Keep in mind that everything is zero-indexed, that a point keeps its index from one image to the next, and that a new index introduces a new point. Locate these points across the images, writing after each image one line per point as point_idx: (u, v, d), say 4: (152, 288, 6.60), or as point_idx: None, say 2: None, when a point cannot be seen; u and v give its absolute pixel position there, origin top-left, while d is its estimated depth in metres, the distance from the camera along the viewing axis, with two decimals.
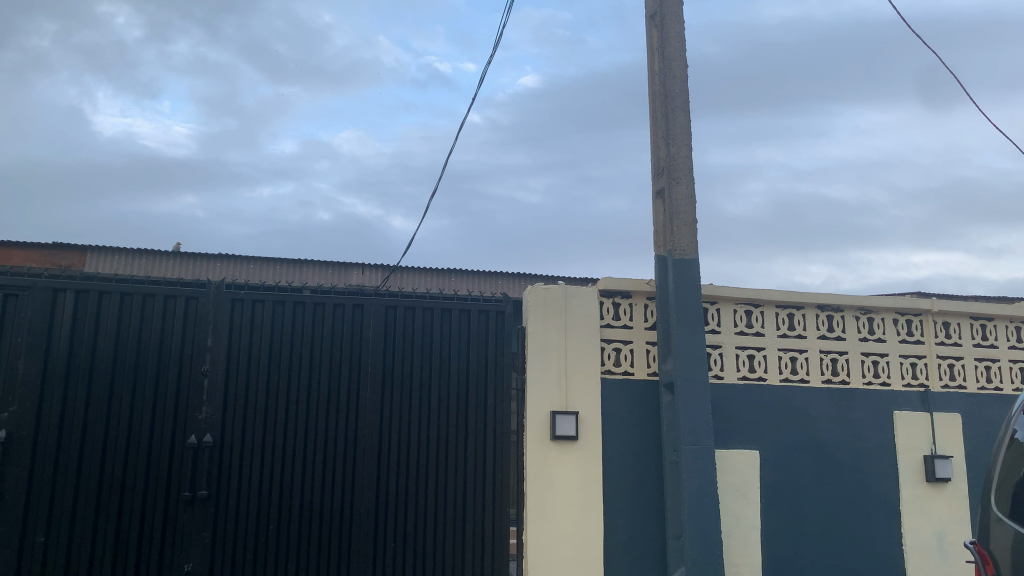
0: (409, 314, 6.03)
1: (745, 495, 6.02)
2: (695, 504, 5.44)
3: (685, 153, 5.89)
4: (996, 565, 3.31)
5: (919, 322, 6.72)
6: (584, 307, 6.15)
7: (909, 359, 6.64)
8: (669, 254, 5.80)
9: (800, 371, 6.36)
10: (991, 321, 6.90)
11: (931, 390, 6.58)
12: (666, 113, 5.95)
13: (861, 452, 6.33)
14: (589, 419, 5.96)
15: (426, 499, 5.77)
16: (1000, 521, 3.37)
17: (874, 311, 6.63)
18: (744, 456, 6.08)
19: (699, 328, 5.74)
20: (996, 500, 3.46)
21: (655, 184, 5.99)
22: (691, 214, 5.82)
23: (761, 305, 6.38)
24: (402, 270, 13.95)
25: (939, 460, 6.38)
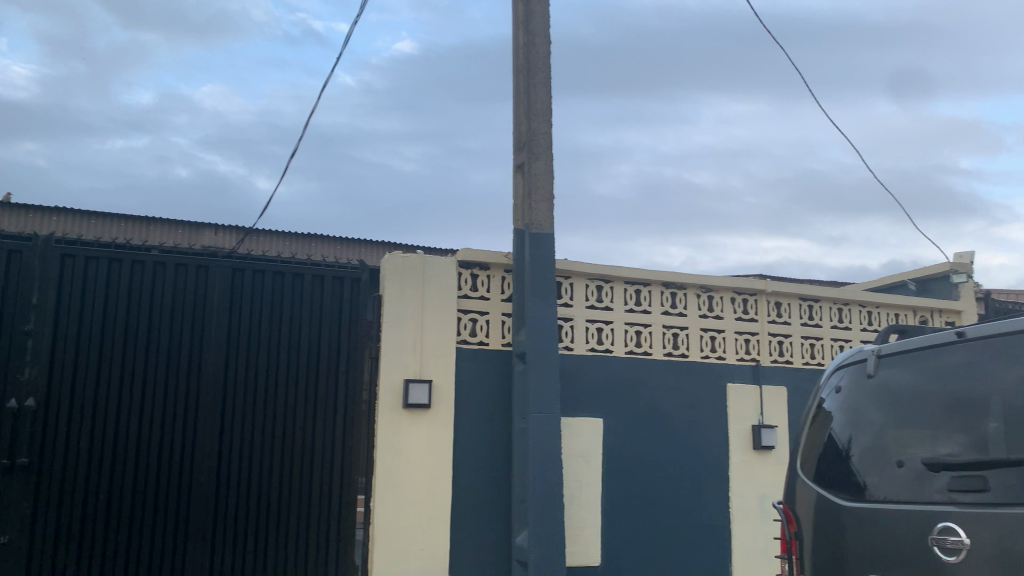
0: (258, 277, 5.85)
1: (588, 461, 6.29)
2: (540, 470, 5.63)
3: (545, 128, 6.01)
4: (800, 525, 3.63)
5: (754, 302, 7.20)
6: (442, 277, 6.18)
7: (743, 336, 7.12)
8: (526, 228, 5.91)
9: (644, 344, 6.68)
10: (817, 302, 7.49)
11: (762, 365, 7.10)
12: (528, 87, 6.03)
13: (697, 422, 6.74)
14: (441, 387, 6.02)
15: (272, 469, 5.65)
16: (805, 484, 3.70)
17: (715, 290, 7.04)
18: (589, 424, 6.34)
19: (551, 302, 5.90)
20: (802, 465, 3.79)
21: (515, 158, 6.08)
22: (549, 189, 5.96)
23: (611, 280, 6.63)
24: (258, 233, 13.47)
25: (765, 430, 6.91)
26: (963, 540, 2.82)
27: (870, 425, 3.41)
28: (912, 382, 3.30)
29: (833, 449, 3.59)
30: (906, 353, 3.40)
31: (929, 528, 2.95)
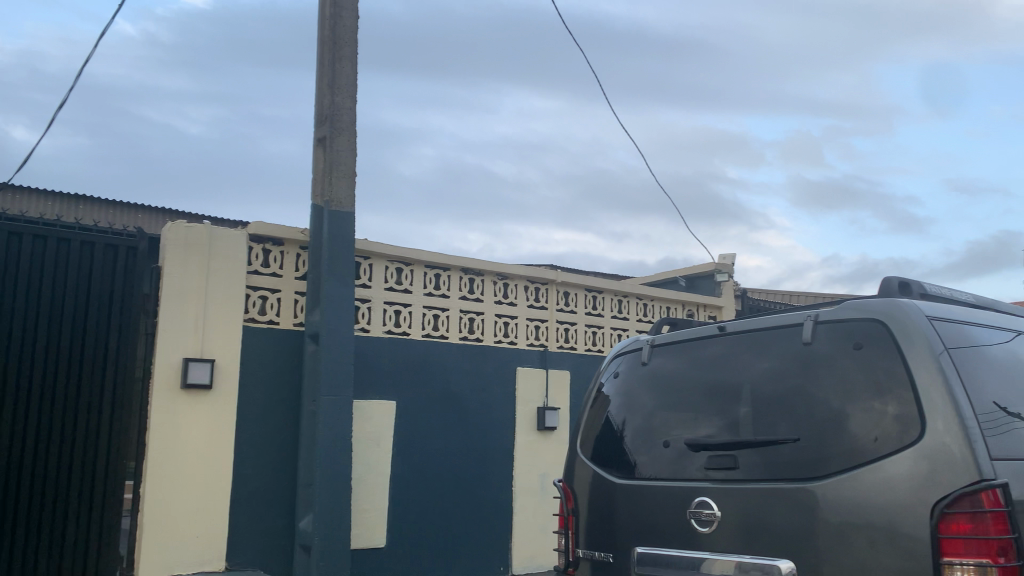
0: (15, 241, 5.24)
1: (377, 443, 6.27)
2: (329, 454, 5.52)
3: (349, 104, 5.87)
4: (577, 502, 3.84)
5: (545, 290, 7.53)
6: (230, 251, 5.85)
7: (534, 322, 7.42)
8: (325, 205, 5.75)
9: (440, 328, 6.76)
10: (601, 293, 7.98)
11: (549, 351, 7.44)
12: (333, 60, 5.85)
13: (486, 405, 6.94)
14: (226, 367, 5.71)
15: (24, 454, 5.11)
16: (583, 462, 3.92)
17: (510, 278, 7.26)
18: (380, 407, 6.32)
19: (348, 281, 5.80)
20: (582, 445, 4.01)
21: (316, 132, 5.89)
22: (351, 166, 5.84)
23: (411, 263, 6.63)
24: (13, 191, 11.98)
25: (549, 412, 7.26)
26: (714, 512, 3.14)
27: (642, 408, 3.71)
28: (681, 370, 3.63)
29: (610, 431, 3.86)
30: (677, 343, 3.74)
31: (689, 502, 3.26)
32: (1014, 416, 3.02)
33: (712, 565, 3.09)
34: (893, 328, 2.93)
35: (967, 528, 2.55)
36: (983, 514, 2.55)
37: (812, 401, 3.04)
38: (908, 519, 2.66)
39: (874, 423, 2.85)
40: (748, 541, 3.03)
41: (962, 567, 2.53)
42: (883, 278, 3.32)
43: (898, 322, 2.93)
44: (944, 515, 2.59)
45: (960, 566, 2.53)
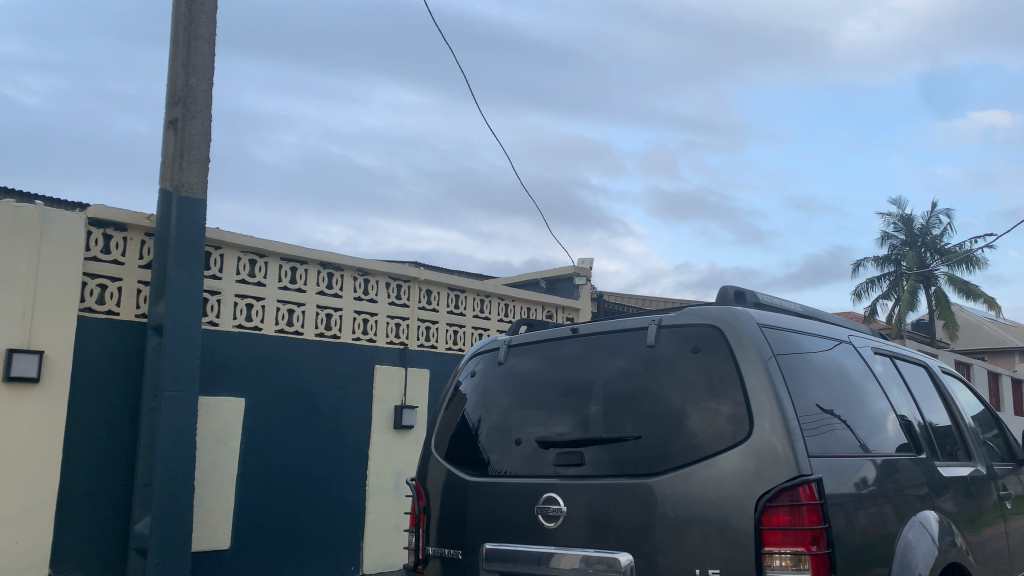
0: None
1: (224, 441, 6.02)
2: (171, 452, 5.25)
3: (205, 86, 5.60)
4: (429, 500, 3.84)
5: (407, 288, 7.49)
6: (66, 234, 5.44)
7: (394, 320, 7.36)
8: (175, 190, 5.47)
9: (295, 323, 6.58)
10: (463, 292, 8.03)
11: (408, 349, 7.40)
12: (188, 40, 5.57)
13: (342, 403, 6.82)
14: (56, 359, 5.31)
15: None
16: (436, 461, 3.92)
17: (371, 274, 7.17)
18: (228, 404, 6.07)
19: (197, 272, 5.52)
20: (436, 443, 4.02)
21: (167, 113, 5.57)
22: (204, 152, 5.58)
23: (266, 255, 6.42)
24: None
25: (406, 410, 7.21)
26: (561, 508, 3.24)
27: (497, 406, 3.78)
28: (536, 370, 3.72)
29: (464, 429, 3.90)
30: (532, 344, 3.83)
31: (537, 498, 3.34)
32: (831, 416, 3.31)
33: (559, 560, 3.19)
34: (728, 334, 3.14)
35: (786, 520, 2.79)
36: (801, 507, 2.80)
37: (655, 402, 3.20)
38: (736, 513, 2.85)
39: (709, 423, 3.03)
40: (592, 535, 3.15)
41: (780, 556, 2.76)
42: (722, 286, 3.55)
43: (732, 328, 3.15)
44: (767, 508, 2.81)
45: (779, 555, 2.76)
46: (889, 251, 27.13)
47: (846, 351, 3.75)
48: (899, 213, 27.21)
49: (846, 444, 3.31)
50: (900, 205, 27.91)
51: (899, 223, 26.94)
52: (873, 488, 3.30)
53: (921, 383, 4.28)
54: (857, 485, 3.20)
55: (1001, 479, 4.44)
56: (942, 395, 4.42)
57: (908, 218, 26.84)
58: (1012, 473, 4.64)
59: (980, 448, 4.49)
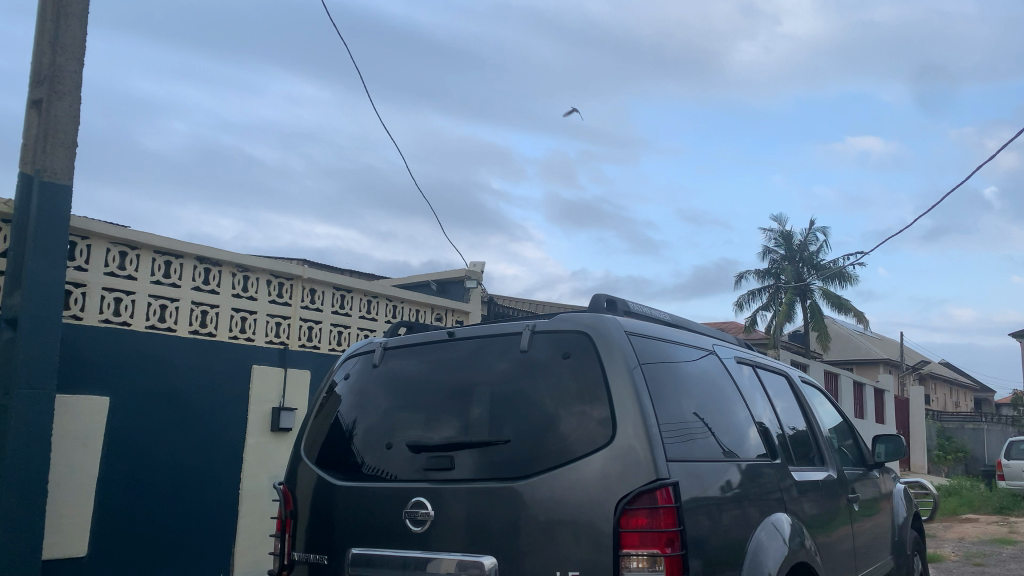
0: None
1: (84, 442, 5.70)
2: (22, 453, 4.91)
3: (74, 67, 5.29)
4: (297, 505, 3.75)
5: (289, 287, 7.32)
6: None
7: (275, 319, 7.17)
8: (36, 175, 5.14)
9: (167, 320, 6.32)
10: (349, 293, 7.91)
11: (289, 349, 7.22)
12: (57, 16, 5.25)
13: (217, 402, 6.58)
14: None
15: None
16: (306, 465, 3.84)
17: (251, 271, 6.97)
18: (90, 402, 5.74)
19: (58, 263, 5.20)
20: (307, 446, 3.93)
21: (31, 93, 5.23)
22: (71, 135, 5.27)
23: (137, 248, 6.15)
24: None
25: (284, 412, 7.02)
26: (429, 512, 3.23)
27: (371, 408, 3.73)
28: (412, 372, 3.70)
29: (337, 432, 3.83)
30: (410, 346, 3.81)
31: (405, 502, 3.32)
32: (696, 423, 3.44)
33: (437, 565, 3.16)
34: (597, 341, 3.22)
35: (644, 522, 2.89)
36: (658, 510, 2.90)
37: (526, 406, 3.23)
38: (597, 516, 2.92)
39: (577, 427, 3.09)
40: (465, 540, 3.14)
41: (637, 558, 2.85)
42: (593, 295, 3.66)
43: (601, 335, 3.23)
44: (626, 510, 2.89)
45: (636, 556, 2.85)
46: (769, 265, 28.54)
47: (713, 361, 3.91)
48: (780, 230, 28.66)
49: (711, 450, 3.44)
50: (780, 221, 29.41)
51: (780, 238, 28.51)
52: (738, 491, 3.45)
53: (781, 392, 4.51)
54: (722, 489, 3.34)
55: (851, 483, 4.71)
56: (801, 402, 4.68)
57: (788, 235, 28.34)
58: (862, 478, 4.94)
59: (834, 454, 4.76)
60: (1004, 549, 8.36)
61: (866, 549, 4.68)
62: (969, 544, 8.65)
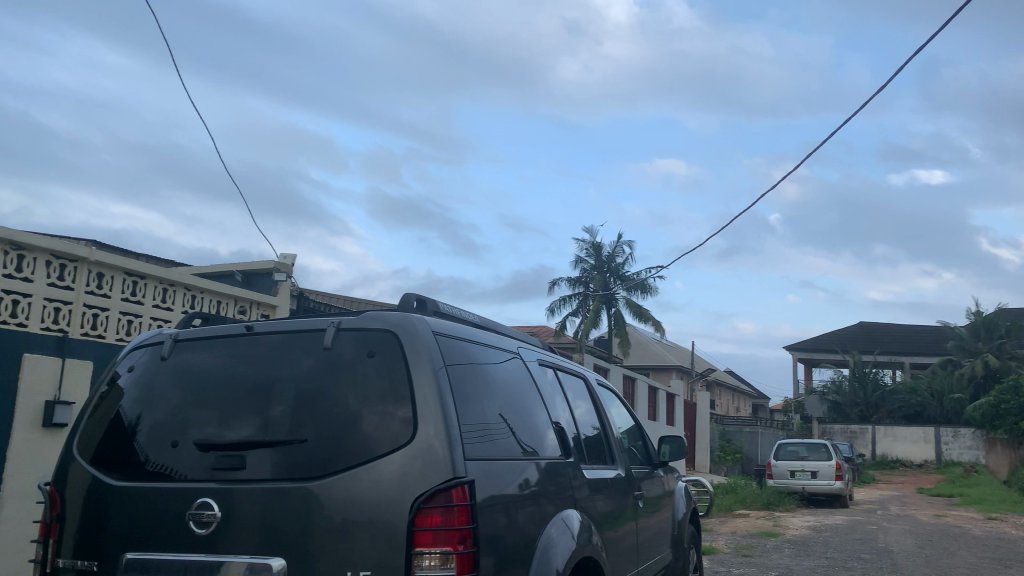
0: None
1: None
2: None
3: None
4: (66, 507, 3.43)
5: (72, 269, 6.72)
6: None
7: (53, 304, 6.53)
8: None
9: None
10: (143, 280, 7.37)
11: (70, 337, 6.60)
12: None
13: None
14: None
15: None
16: (79, 463, 3.52)
17: (26, 249, 6.33)
18: None
19: None
20: (81, 443, 3.61)
21: None
22: None
23: None
24: None
25: (59, 406, 6.38)
26: (216, 514, 3.07)
27: (159, 403, 3.49)
28: (206, 366, 3.51)
29: (116, 428, 3.55)
30: (205, 339, 3.60)
31: (189, 503, 3.13)
32: (497, 423, 3.53)
33: (227, 568, 3.01)
34: (403, 340, 3.21)
35: (439, 520, 2.92)
36: (452, 508, 2.94)
37: (326, 404, 3.16)
38: (392, 514, 2.91)
39: (379, 427, 3.07)
40: (255, 543, 3.02)
41: (430, 556, 2.88)
42: (403, 294, 3.64)
43: (408, 335, 3.23)
44: (421, 509, 2.91)
45: (429, 554, 2.88)
46: (580, 274, 29.89)
47: (517, 363, 4.03)
48: (591, 241, 30.11)
49: (511, 449, 3.54)
50: (592, 233, 30.88)
51: (590, 249, 29.93)
52: (534, 489, 3.58)
53: (579, 395, 4.73)
54: (520, 486, 3.46)
55: (638, 481, 5.02)
56: (596, 404, 4.93)
57: (598, 246, 29.82)
58: (648, 476, 5.28)
59: (624, 454, 5.05)
60: (768, 540, 9.27)
61: (648, 543, 5.00)
62: (739, 536, 9.52)
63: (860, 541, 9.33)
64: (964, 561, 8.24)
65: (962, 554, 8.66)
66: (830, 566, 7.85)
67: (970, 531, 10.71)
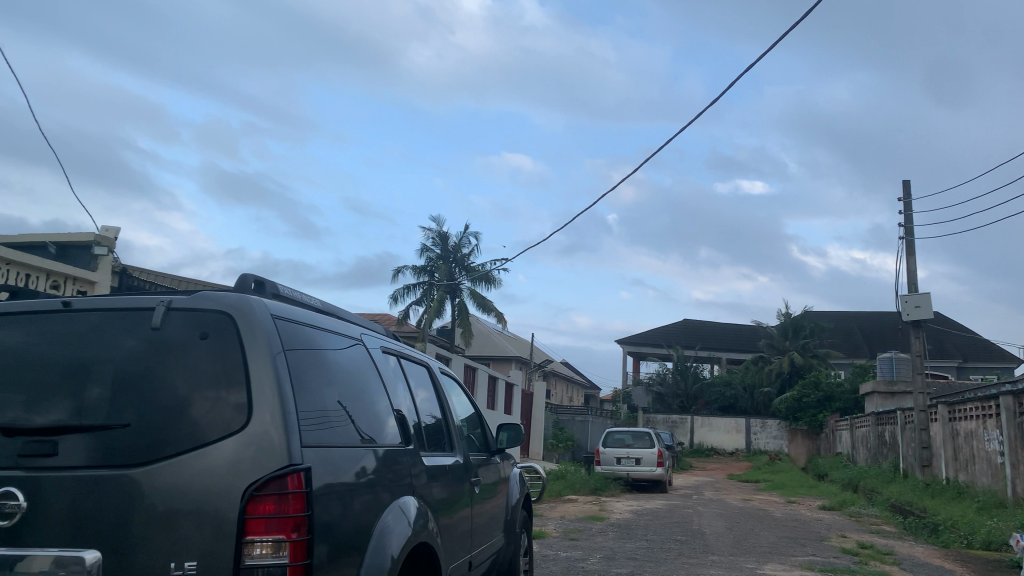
0: None
1: None
2: None
3: None
4: None
5: None
6: None
7: None
8: None
9: None
10: None
11: None
12: None
13: None
14: None
15: None
16: None
17: None
18: None
19: None
20: None
21: None
22: None
23: None
24: None
25: None
26: (21, 504, 2.83)
27: None
28: (14, 344, 3.21)
29: None
30: (15, 314, 3.29)
31: None
32: (336, 411, 3.47)
33: (29, 564, 2.70)
34: (240, 323, 3.08)
35: (272, 508, 2.83)
36: (287, 496, 2.87)
37: (153, 387, 2.98)
38: (222, 502, 2.80)
39: (210, 413, 2.94)
40: (65, 534, 2.80)
41: (261, 544, 2.79)
42: (241, 274, 3.49)
43: (244, 317, 3.10)
44: (253, 497, 2.81)
45: (260, 543, 2.79)
46: (425, 262, 29.81)
47: (359, 350, 3.97)
48: (438, 229, 30.08)
49: (350, 437, 3.50)
50: (439, 222, 30.86)
51: (436, 238, 29.91)
52: (372, 477, 3.55)
53: (421, 382, 4.74)
54: (357, 474, 3.42)
55: (474, 468, 5.09)
56: (437, 392, 4.96)
57: (444, 235, 29.84)
58: (485, 464, 5.37)
59: (462, 442, 5.11)
60: (594, 524, 9.71)
61: (481, 528, 5.08)
62: (567, 521, 9.90)
63: (676, 523, 9.98)
64: (766, 540, 9.03)
65: (764, 534, 9.47)
66: (649, 548, 8.34)
67: (772, 513, 11.74)
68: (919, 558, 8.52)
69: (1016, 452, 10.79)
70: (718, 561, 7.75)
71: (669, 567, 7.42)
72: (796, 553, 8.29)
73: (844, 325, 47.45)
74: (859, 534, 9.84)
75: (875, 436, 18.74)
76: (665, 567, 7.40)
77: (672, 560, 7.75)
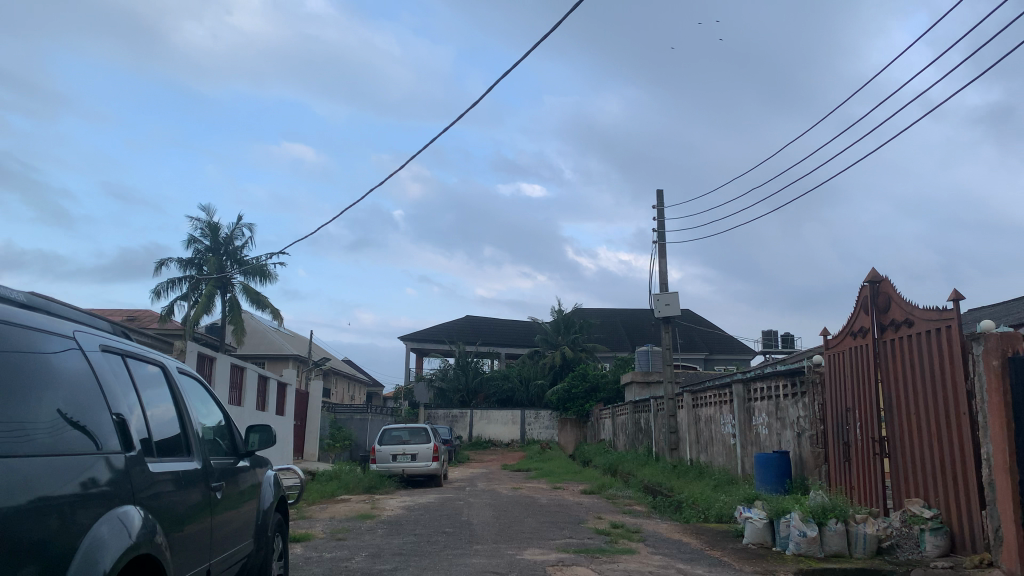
0: None
1: None
2: None
3: None
4: None
5: None
6: None
7: None
8: None
9: None
10: None
11: None
12: None
13: None
14: None
15: None
16: None
17: None
18: None
19: None
20: None
21: None
22: None
23: None
24: None
25: None
26: None
27: None
28: None
29: None
30: None
31: None
32: (46, 418, 3.17)
33: None
34: None
35: None
36: None
37: None
38: None
39: None
40: None
41: None
42: None
43: None
44: None
45: None
46: (193, 255, 27.96)
47: (78, 351, 3.64)
48: (206, 219, 28.33)
49: (65, 447, 3.21)
50: (208, 212, 29.08)
51: (204, 229, 28.15)
52: (103, 488, 3.34)
53: (154, 386, 4.43)
54: (81, 486, 3.18)
55: (217, 475, 4.85)
56: (172, 396, 4.66)
57: (214, 226, 28.16)
58: (231, 469, 5.14)
59: (203, 447, 4.84)
60: (362, 522, 9.63)
61: (226, 535, 4.85)
62: (335, 521, 9.75)
63: (444, 516, 10.15)
64: (527, 526, 9.45)
65: (526, 520, 9.92)
66: (415, 542, 8.42)
67: (537, 500, 12.31)
68: (662, 534, 9.33)
69: (745, 434, 12.15)
70: (481, 550, 8.00)
71: (433, 559, 7.54)
72: (554, 537, 8.76)
73: (610, 321, 50.95)
74: (613, 516, 10.59)
75: (632, 424, 20.32)
76: (428, 559, 7.51)
77: (437, 552, 7.89)
